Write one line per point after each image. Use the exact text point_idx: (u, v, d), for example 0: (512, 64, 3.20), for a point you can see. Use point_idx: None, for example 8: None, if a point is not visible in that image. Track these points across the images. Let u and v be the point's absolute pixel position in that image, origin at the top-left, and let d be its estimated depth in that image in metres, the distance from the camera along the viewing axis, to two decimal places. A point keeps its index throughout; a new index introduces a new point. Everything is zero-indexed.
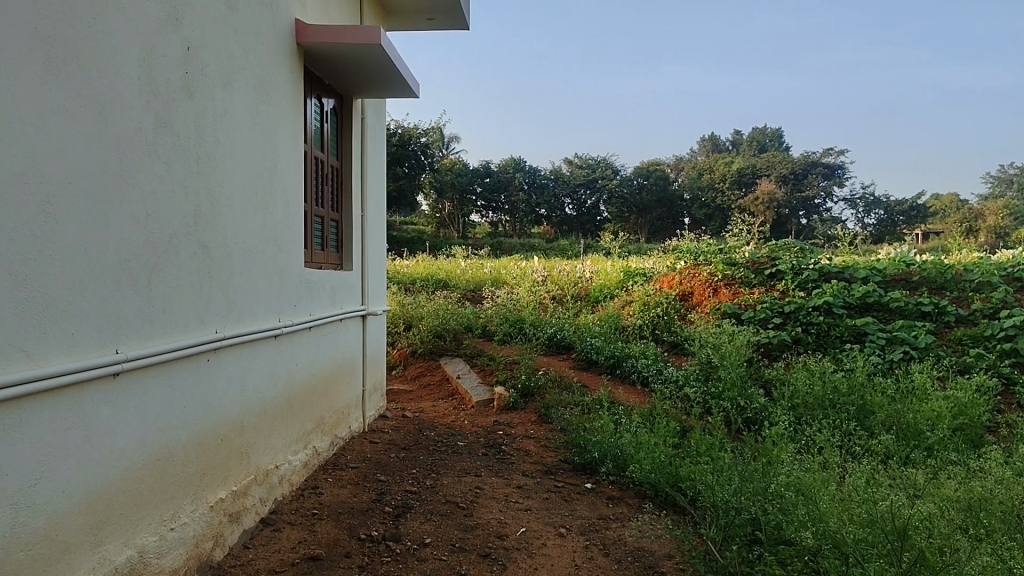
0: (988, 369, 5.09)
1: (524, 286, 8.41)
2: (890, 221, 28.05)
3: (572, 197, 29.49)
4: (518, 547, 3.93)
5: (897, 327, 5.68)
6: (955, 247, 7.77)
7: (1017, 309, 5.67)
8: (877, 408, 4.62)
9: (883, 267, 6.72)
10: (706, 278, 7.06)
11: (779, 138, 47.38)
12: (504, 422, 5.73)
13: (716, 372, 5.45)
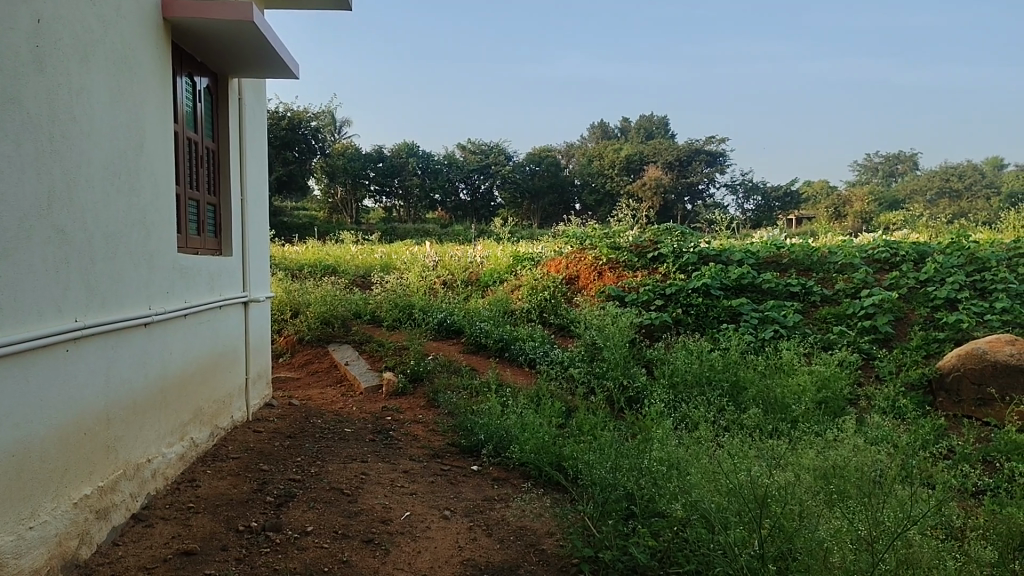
0: (850, 345, 5.41)
1: (414, 271, 8.36)
2: (767, 208, 29.27)
3: (466, 182, 29.39)
4: (401, 532, 3.92)
5: (768, 307, 5.96)
6: (823, 231, 8.19)
7: (876, 288, 6.04)
8: (748, 383, 4.84)
9: (756, 251, 7.02)
10: (592, 262, 7.21)
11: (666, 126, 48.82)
12: (392, 407, 5.69)
13: (600, 353, 5.59)
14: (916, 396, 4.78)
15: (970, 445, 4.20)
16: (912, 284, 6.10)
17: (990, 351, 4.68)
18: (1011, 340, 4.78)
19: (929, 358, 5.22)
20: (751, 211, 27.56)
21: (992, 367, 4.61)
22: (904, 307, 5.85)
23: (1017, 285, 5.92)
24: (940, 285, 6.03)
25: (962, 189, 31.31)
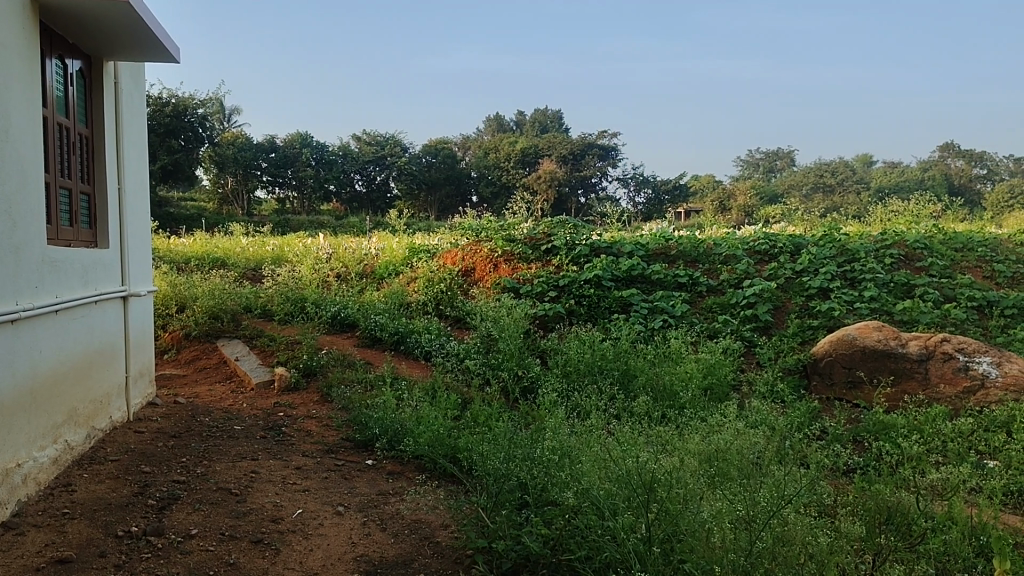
0: (733, 333, 5.63)
1: (306, 263, 8.17)
2: (656, 201, 30.09)
3: (361, 173, 28.94)
4: (293, 530, 3.84)
5: (657, 297, 6.14)
6: (709, 223, 8.49)
7: (757, 279, 6.31)
8: (639, 371, 4.98)
9: (646, 242, 7.21)
10: (487, 254, 7.22)
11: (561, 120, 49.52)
12: (284, 403, 5.55)
13: (496, 345, 5.61)
14: (793, 381, 5.03)
15: (842, 426, 4.45)
16: (789, 274, 6.40)
17: (860, 336, 4.97)
18: (878, 326, 5.10)
19: (805, 344, 5.50)
20: (641, 204, 28.28)
21: (862, 352, 4.91)
22: (782, 296, 6.13)
23: (883, 275, 6.32)
24: (815, 275, 6.36)
25: (834, 186, 32.72)
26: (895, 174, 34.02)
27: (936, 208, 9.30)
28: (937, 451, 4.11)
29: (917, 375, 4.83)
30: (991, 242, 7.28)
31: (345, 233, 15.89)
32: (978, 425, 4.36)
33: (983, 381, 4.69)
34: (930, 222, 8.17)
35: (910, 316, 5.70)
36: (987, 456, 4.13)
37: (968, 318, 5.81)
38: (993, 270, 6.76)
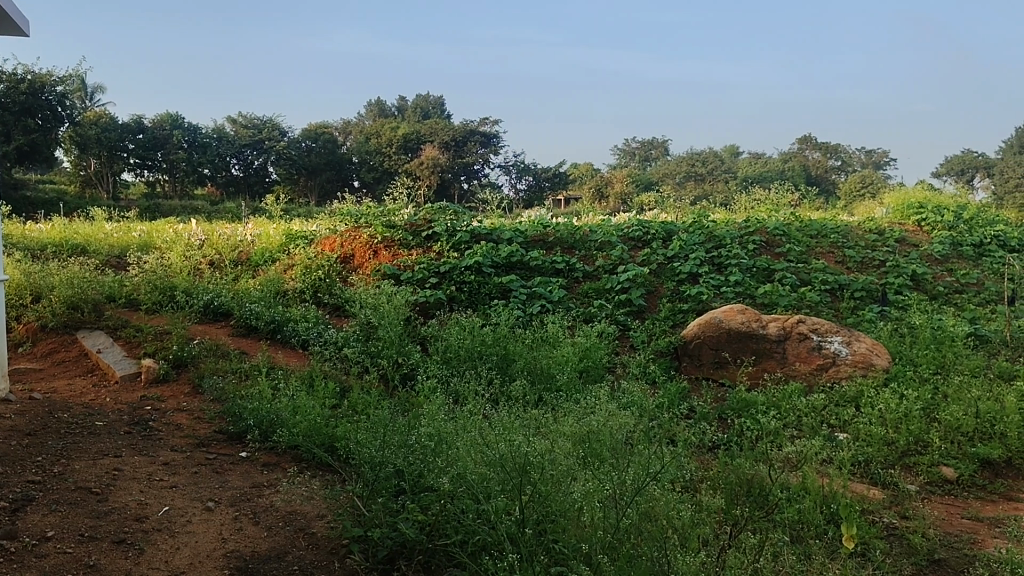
0: (608, 317, 5.79)
1: (176, 250, 7.80)
2: (537, 189, 30.50)
3: (238, 157, 27.83)
4: (159, 528, 3.69)
5: (535, 283, 6.23)
6: (586, 211, 8.68)
7: (631, 264, 6.51)
8: (517, 356, 5.04)
9: (524, 229, 7.29)
10: (366, 240, 7.11)
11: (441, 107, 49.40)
12: (152, 397, 5.30)
13: (375, 332, 5.54)
14: (664, 362, 5.22)
15: (708, 405, 4.66)
16: (661, 260, 6.63)
17: (725, 319, 5.22)
18: (742, 309, 5.35)
19: (676, 327, 5.73)
20: (522, 191, 28.61)
21: (727, 334, 5.15)
22: (654, 281, 6.35)
23: (746, 260, 6.65)
24: (685, 261, 6.62)
25: (704, 175, 34.05)
26: (760, 163, 35.76)
27: (793, 197, 9.85)
28: (793, 425, 4.38)
29: (776, 354, 5.12)
30: (843, 229, 7.79)
31: (213, 217, 15.24)
32: (830, 400, 4.66)
33: (834, 359, 5.02)
34: (789, 210, 8.66)
35: (770, 299, 6.03)
36: (838, 429, 4.42)
37: (822, 300, 6.21)
38: (843, 255, 7.24)
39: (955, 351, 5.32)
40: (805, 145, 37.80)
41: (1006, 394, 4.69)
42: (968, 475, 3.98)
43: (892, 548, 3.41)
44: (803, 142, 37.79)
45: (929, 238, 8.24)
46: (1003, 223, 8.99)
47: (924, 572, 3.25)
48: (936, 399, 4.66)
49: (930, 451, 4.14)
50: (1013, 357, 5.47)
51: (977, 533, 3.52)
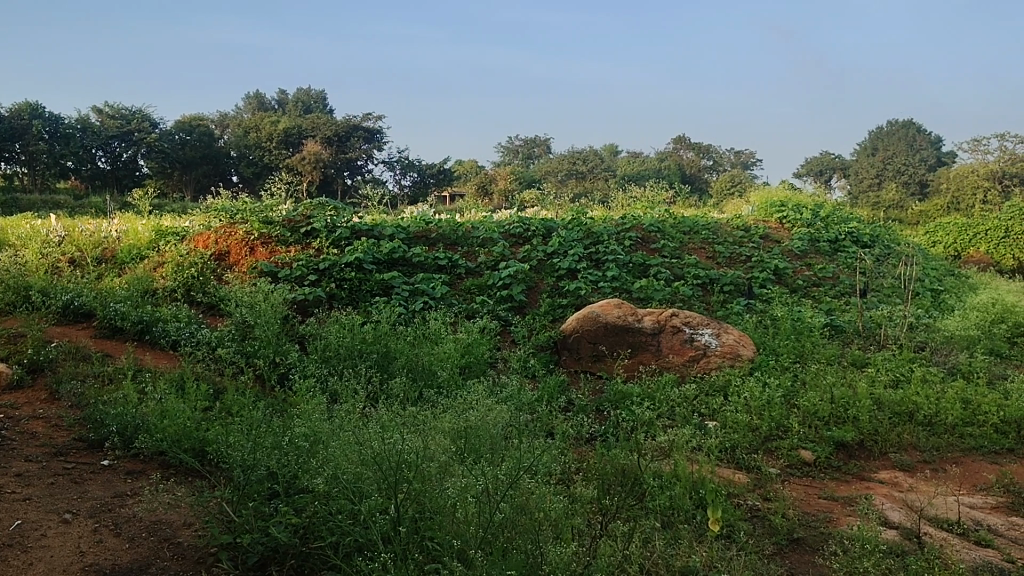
0: (489, 312, 5.82)
1: (32, 247, 7.30)
2: (422, 183, 29.59)
3: (104, 149, 26.54)
4: (9, 544, 3.45)
5: (417, 279, 6.19)
6: (468, 207, 8.70)
7: (512, 261, 6.57)
8: (398, 353, 4.99)
9: (406, 224, 7.22)
10: (242, 236, 6.87)
11: (323, 101, 48.40)
12: (3, 404, 4.95)
13: (251, 331, 5.36)
14: (544, 356, 5.29)
15: (587, 398, 4.75)
16: (541, 255, 6.72)
17: (603, 313, 5.34)
18: (618, 303, 5.48)
19: (556, 322, 5.83)
20: (409, 187, 28.43)
21: (604, 327, 5.28)
22: (534, 276, 6.43)
23: (623, 256, 6.84)
24: (564, 256, 6.73)
25: (587, 172, 34.76)
26: (641, 162, 36.83)
27: (667, 195, 10.20)
28: (666, 415, 4.53)
29: (651, 347, 5.28)
30: (713, 226, 8.12)
31: (71, 213, 14.33)
32: (700, 390, 4.85)
33: (705, 350, 5.23)
34: (663, 208, 8.95)
35: (646, 293, 6.23)
36: (707, 417, 4.60)
37: (694, 294, 6.45)
38: (713, 251, 7.56)
39: (813, 341, 5.65)
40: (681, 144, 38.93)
41: (858, 380, 5.01)
42: (824, 457, 4.22)
43: (755, 529, 3.57)
44: (679, 142, 39.01)
45: (790, 234, 8.70)
46: (855, 221, 9.62)
47: (784, 551, 3.42)
48: (796, 386, 4.93)
49: (790, 436, 4.37)
50: (865, 347, 5.86)
51: (832, 512, 3.74)
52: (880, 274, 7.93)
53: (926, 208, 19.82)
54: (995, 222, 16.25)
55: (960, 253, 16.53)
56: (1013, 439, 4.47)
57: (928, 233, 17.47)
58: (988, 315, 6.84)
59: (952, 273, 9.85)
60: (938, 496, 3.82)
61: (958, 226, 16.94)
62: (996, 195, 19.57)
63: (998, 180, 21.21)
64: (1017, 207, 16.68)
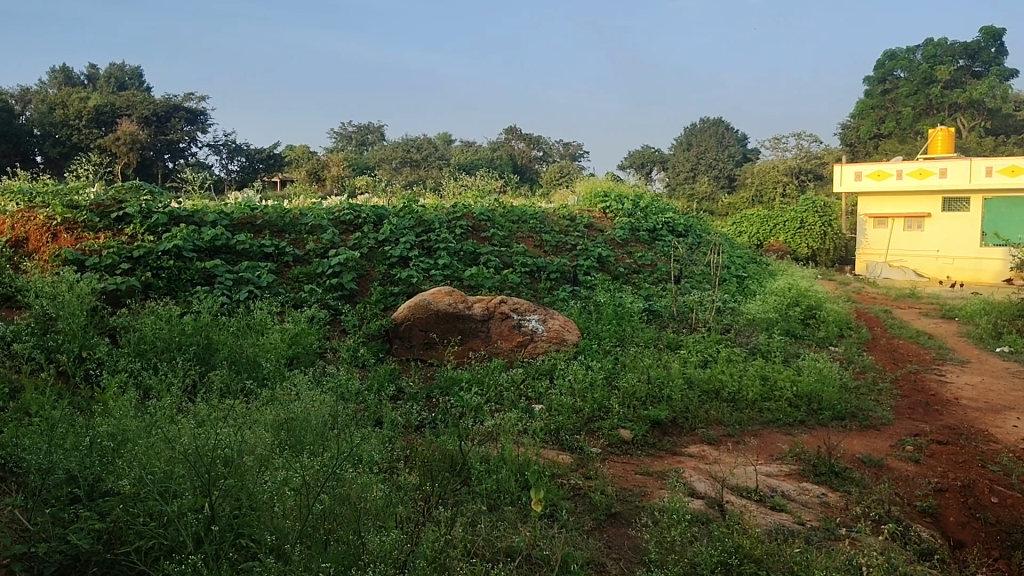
0: (318, 302, 5.69)
1: None
2: (250, 171, 27.35)
3: None
4: None
5: (241, 268, 5.94)
6: (297, 194, 8.46)
7: (342, 248, 6.46)
8: (220, 345, 4.77)
9: (230, 209, 6.89)
10: (43, 221, 6.28)
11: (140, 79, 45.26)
12: None
13: (53, 324, 4.94)
14: (374, 345, 5.23)
15: (417, 386, 4.74)
16: (372, 243, 6.63)
17: (434, 301, 5.35)
18: (449, 290, 5.51)
19: (387, 310, 5.79)
20: (239, 171, 27.24)
21: (435, 315, 5.29)
22: (365, 264, 6.35)
23: (454, 244, 6.89)
24: (395, 244, 6.69)
25: (425, 160, 34.60)
26: (476, 151, 37.08)
27: (497, 185, 10.39)
28: (493, 400, 4.62)
29: (481, 333, 5.37)
30: (540, 215, 8.34)
31: None
32: (527, 374, 4.99)
33: (532, 336, 5.38)
34: (493, 197, 9.11)
35: (476, 281, 6.33)
36: (534, 401, 4.73)
37: (522, 282, 6.63)
38: (541, 239, 7.78)
39: (632, 326, 5.97)
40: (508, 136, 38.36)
41: (671, 361, 5.34)
42: (641, 435, 4.45)
43: (576, 507, 3.71)
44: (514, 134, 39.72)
45: (612, 224, 9.09)
46: (671, 212, 10.21)
47: (602, 525, 3.58)
48: (616, 368, 5.17)
49: (611, 416, 4.57)
50: (678, 329, 6.24)
51: (646, 486, 3.95)
52: (691, 261, 8.48)
53: (732, 201, 21.64)
54: (792, 213, 17.82)
55: (761, 242, 18.19)
56: (804, 411, 4.91)
57: (734, 224, 18.98)
58: (785, 299, 7.50)
59: (753, 260, 10.70)
60: (740, 467, 4.13)
61: (760, 217, 18.61)
62: (794, 188, 21.32)
63: (795, 175, 23.15)
64: (810, 201, 18.03)
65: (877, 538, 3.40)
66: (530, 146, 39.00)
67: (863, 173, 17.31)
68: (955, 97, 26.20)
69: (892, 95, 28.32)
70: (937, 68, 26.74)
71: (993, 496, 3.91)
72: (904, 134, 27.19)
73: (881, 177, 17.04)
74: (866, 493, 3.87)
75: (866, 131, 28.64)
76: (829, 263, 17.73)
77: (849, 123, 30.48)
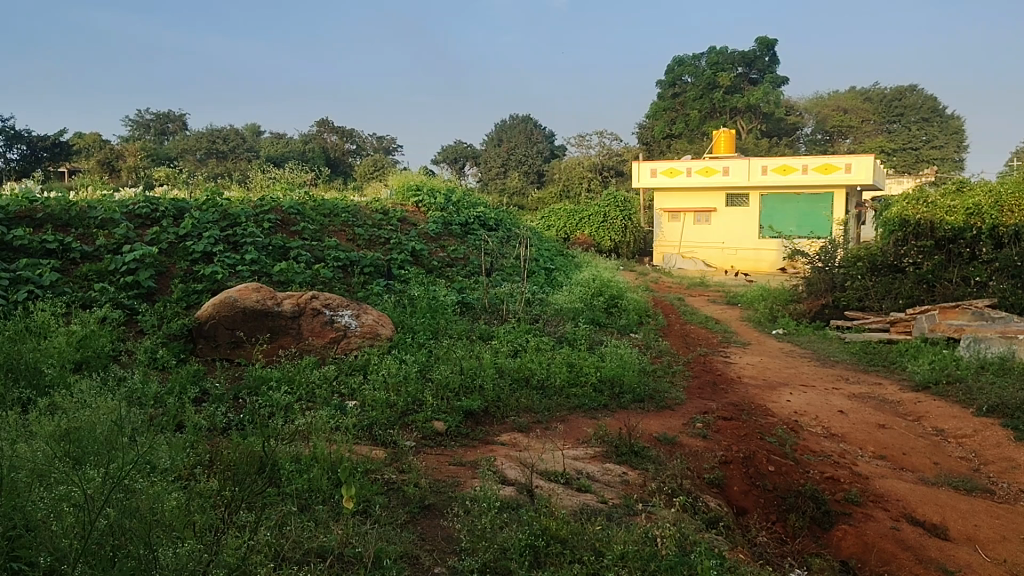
0: (111, 301, 5.30)
1: None
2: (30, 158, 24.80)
3: None
4: None
5: (20, 266, 5.40)
6: (84, 184, 7.79)
7: (137, 244, 6.04)
8: None
9: (3, 201, 6.22)
10: None
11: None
12: None
13: None
14: (175, 346, 4.93)
15: (223, 386, 4.53)
16: (171, 238, 6.24)
17: (240, 297, 5.13)
18: (256, 287, 5.31)
19: (190, 309, 5.49)
20: (17, 159, 24.66)
21: (242, 313, 5.07)
22: (164, 261, 5.97)
23: (262, 238, 6.65)
24: (198, 239, 6.34)
25: (233, 149, 32.87)
26: (287, 142, 35.85)
27: (308, 177, 10.14)
28: (305, 398, 4.51)
29: (292, 331, 5.23)
30: (352, 208, 8.21)
31: None
32: (340, 370, 4.92)
33: (345, 332, 5.32)
34: (303, 189, 8.88)
35: (286, 277, 6.16)
36: (347, 397, 4.67)
37: (335, 277, 6.54)
38: (353, 233, 7.68)
39: (446, 320, 6.05)
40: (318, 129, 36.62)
41: (483, 352, 5.45)
42: (454, 426, 4.51)
43: (389, 501, 3.67)
44: (326, 125, 38.01)
45: (425, 218, 9.13)
46: (482, 206, 10.40)
47: (416, 518, 3.57)
48: (430, 361, 5.23)
49: (424, 409, 4.60)
50: (489, 321, 6.38)
51: (459, 476, 4.00)
52: (502, 254, 8.70)
53: (542, 195, 22.56)
54: (595, 209, 19.11)
55: (567, 237, 19.34)
56: (606, 395, 5.18)
57: (543, 218, 20.00)
58: (590, 290, 7.89)
59: (560, 252, 11.13)
60: (548, 452, 4.28)
61: (567, 211, 19.79)
62: (597, 185, 22.89)
63: (600, 172, 24.28)
64: (611, 198, 19.32)
65: (670, 510, 3.64)
66: (343, 138, 38.01)
67: (659, 169, 18.28)
68: (735, 101, 28.38)
69: (680, 97, 29.85)
70: (719, 73, 28.44)
71: (770, 465, 4.31)
72: (692, 134, 29.18)
73: (674, 174, 18.06)
74: (662, 469, 4.15)
75: (660, 130, 30.44)
76: (629, 255, 18.99)
77: (644, 122, 32.22)
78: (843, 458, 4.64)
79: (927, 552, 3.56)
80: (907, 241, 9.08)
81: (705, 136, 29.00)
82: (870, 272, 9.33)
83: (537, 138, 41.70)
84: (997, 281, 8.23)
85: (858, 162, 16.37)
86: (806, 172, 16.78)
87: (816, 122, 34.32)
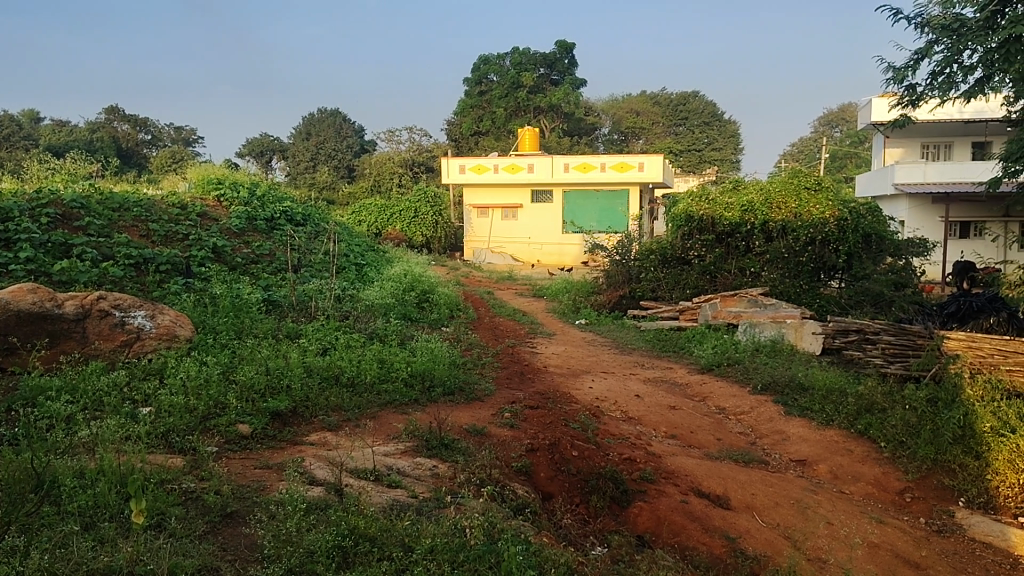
0: None
1: None
2: None
3: None
4: None
5: None
6: None
7: None
8: None
9: None
10: None
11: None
12: None
13: None
14: None
15: None
16: None
17: (13, 300, 4.66)
18: (32, 288, 4.86)
19: None
20: None
21: (16, 316, 4.62)
22: None
23: (39, 235, 6.07)
24: None
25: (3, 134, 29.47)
26: (70, 130, 32.81)
27: (92, 168, 9.39)
28: (89, 407, 4.18)
29: (76, 334, 4.83)
30: (145, 202, 7.69)
31: None
32: (132, 375, 4.61)
33: (138, 334, 4.99)
34: (86, 181, 8.22)
35: (68, 276, 5.68)
36: (140, 403, 4.38)
37: (126, 275, 6.13)
38: (146, 229, 7.21)
39: (250, 318, 5.85)
40: (106, 118, 33.64)
41: (290, 352, 5.30)
42: (260, 428, 4.36)
43: (187, 512, 3.46)
44: (111, 114, 34.52)
45: (227, 213, 8.72)
46: (289, 201, 10.09)
47: (216, 527, 3.40)
48: (233, 362, 5.01)
49: (227, 412, 4.40)
50: (296, 318, 6.22)
51: (264, 479, 3.87)
52: (308, 249, 8.52)
53: (352, 189, 22.26)
54: (405, 205, 19.04)
55: (378, 231, 19.09)
56: (417, 390, 5.20)
57: (353, 212, 19.65)
58: (401, 284, 7.90)
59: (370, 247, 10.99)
60: (357, 450, 4.24)
61: (378, 206, 19.55)
62: (407, 181, 22.80)
63: (410, 167, 24.23)
64: (424, 193, 19.30)
65: (478, 500, 3.72)
66: (135, 127, 35.18)
67: (466, 166, 18.41)
68: (537, 101, 29.34)
69: (486, 96, 30.32)
70: (521, 73, 29.17)
71: (573, 450, 4.48)
72: (499, 133, 29.87)
73: (482, 171, 18.29)
74: (471, 460, 4.22)
75: (467, 127, 30.79)
76: (440, 250, 19.16)
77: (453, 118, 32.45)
78: (639, 440, 4.93)
79: (712, 521, 3.88)
80: (693, 235, 9.72)
81: (511, 134, 29.78)
82: (662, 264, 9.91)
83: (346, 133, 40.90)
84: (768, 271, 9.12)
85: (649, 162, 17.65)
86: (605, 169, 17.70)
87: (613, 123, 36.32)
